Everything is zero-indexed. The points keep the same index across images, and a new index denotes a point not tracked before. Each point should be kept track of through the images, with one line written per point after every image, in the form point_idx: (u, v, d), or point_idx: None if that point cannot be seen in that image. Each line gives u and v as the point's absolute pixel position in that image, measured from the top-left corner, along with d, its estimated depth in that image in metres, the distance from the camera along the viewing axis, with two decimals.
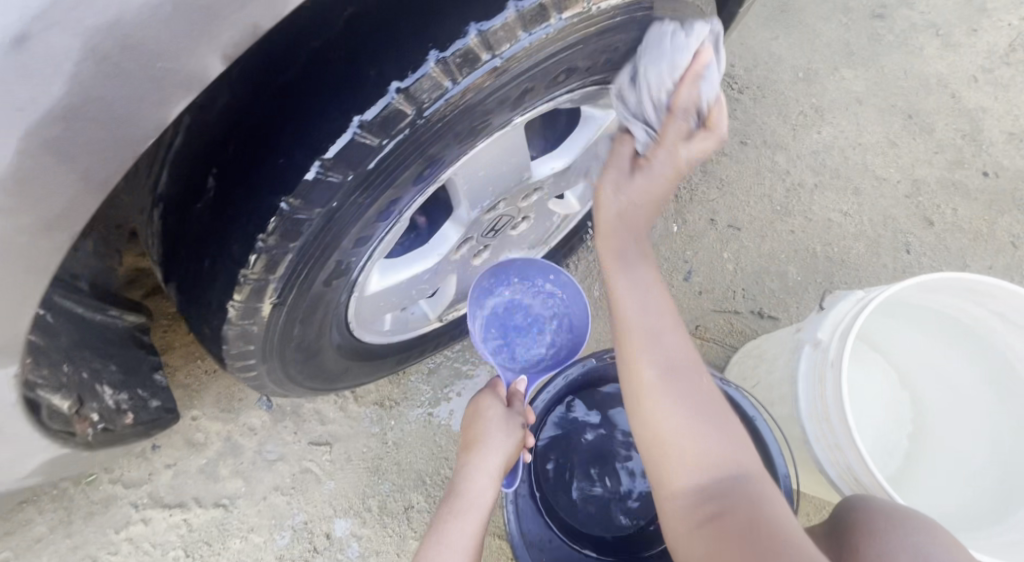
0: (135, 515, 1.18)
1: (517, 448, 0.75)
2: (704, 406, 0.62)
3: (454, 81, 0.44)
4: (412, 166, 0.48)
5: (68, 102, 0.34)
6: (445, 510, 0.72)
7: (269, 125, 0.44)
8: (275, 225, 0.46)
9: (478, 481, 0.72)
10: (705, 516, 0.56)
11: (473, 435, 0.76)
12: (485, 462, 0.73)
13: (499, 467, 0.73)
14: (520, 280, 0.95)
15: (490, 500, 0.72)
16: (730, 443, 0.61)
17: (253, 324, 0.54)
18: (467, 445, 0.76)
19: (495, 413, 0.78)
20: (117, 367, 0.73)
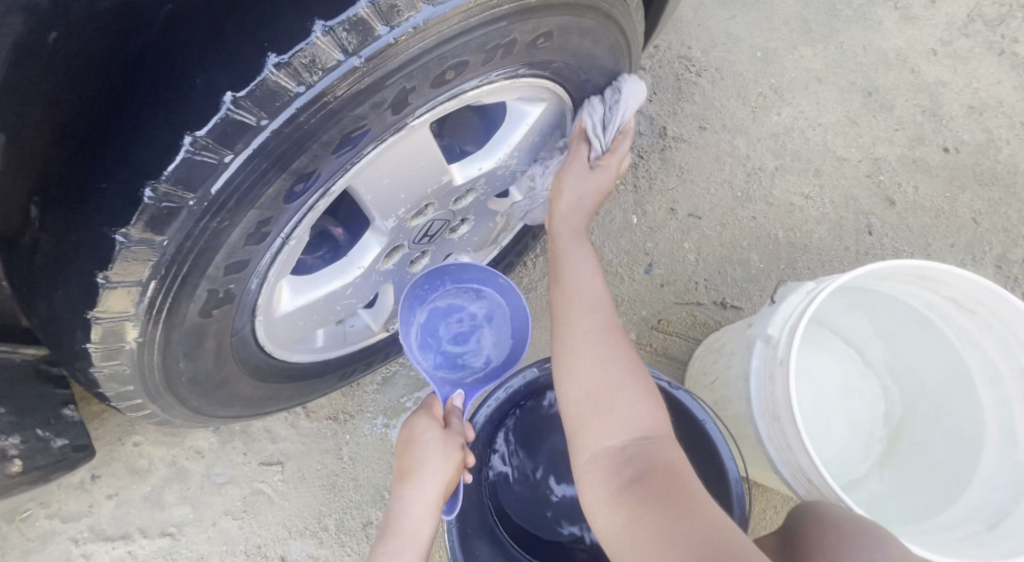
0: (75, 550, 1.12)
1: (454, 472, 0.70)
2: (621, 374, 0.67)
3: (303, 84, 0.38)
4: (274, 183, 0.43)
5: None
6: (381, 547, 0.67)
7: (91, 146, 0.40)
8: (116, 260, 0.41)
9: (413, 513, 0.67)
10: (622, 483, 0.59)
11: (407, 464, 0.70)
12: (421, 489, 0.68)
13: (437, 493, 0.68)
14: (455, 283, 0.92)
15: (428, 533, 0.67)
16: (647, 412, 0.64)
17: (122, 365, 0.49)
18: (402, 474, 0.70)
19: (430, 435, 0.72)
20: (8, 410, 0.69)
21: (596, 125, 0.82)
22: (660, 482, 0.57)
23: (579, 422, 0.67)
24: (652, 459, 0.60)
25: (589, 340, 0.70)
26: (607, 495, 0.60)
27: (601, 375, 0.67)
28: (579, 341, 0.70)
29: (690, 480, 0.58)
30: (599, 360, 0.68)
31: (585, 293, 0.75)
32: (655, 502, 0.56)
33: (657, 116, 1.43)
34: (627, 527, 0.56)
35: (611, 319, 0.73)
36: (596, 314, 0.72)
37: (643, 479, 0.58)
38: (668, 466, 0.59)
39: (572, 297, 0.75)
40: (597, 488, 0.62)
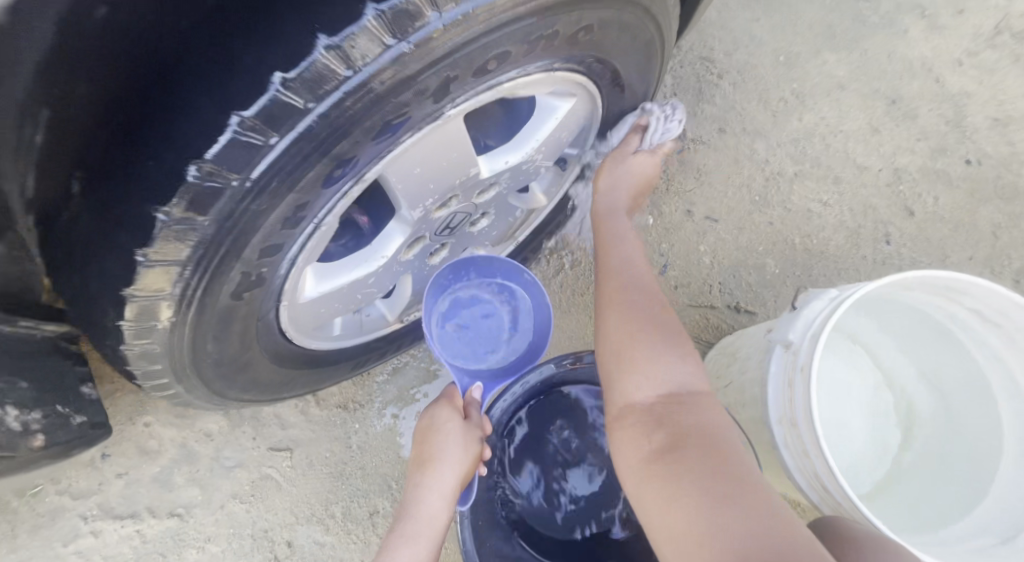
0: (84, 527, 1.12)
1: (473, 463, 0.70)
2: (665, 339, 0.67)
3: (352, 69, 0.38)
4: (314, 168, 0.43)
5: None
6: (398, 532, 0.67)
7: (137, 123, 0.40)
8: (156, 238, 0.41)
9: (432, 502, 0.67)
10: (658, 444, 0.60)
11: (427, 452, 0.70)
12: (440, 480, 0.68)
13: (454, 484, 0.68)
14: (479, 274, 0.91)
15: (444, 523, 0.67)
16: (687, 377, 0.65)
17: (153, 344, 0.49)
18: (421, 462, 0.70)
19: (451, 425, 0.71)
20: (30, 384, 0.68)
21: (653, 126, 0.92)
22: (700, 448, 0.57)
23: (615, 383, 0.67)
24: (689, 419, 0.60)
25: (631, 309, 0.71)
26: (643, 455, 0.60)
27: (640, 338, 0.68)
28: (621, 309, 0.72)
29: (729, 448, 0.58)
30: (638, 327, 0.69)
31: (628, 270, 0.77)
32: (693, 466, 0.56)
33: None
34: (661, 490, 0.56)
35: (653, 293, 0.74)
36: (637, 288, 0.74)
37: (682, 439, 0.59)
38: (706, 430, 0.59)
39: (614, 273, 0.77)
40: (630, 446, 0.62)
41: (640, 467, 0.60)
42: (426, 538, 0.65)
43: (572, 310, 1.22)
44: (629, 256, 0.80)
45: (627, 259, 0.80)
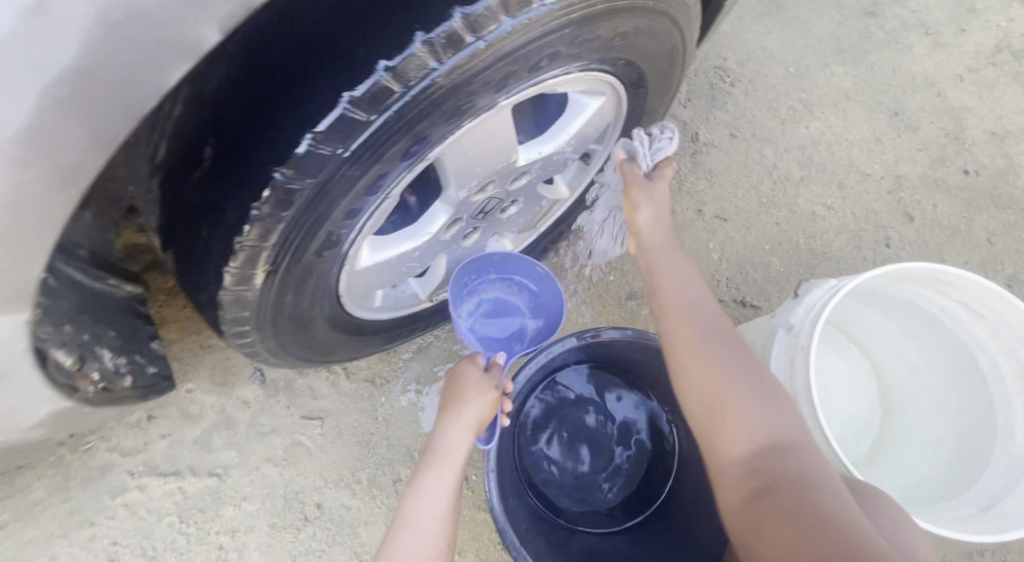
0: (130, 482, 1.19)
1: (494, 407, 0.77)
2: (750, 383, 0.71)
3: (439, 61, 0.47)
4: (398, 143, 0.51)
5: (75, 66, 0.36)
6: (425, 466, 0.73)
7: (265, 98, 0.48)
8: (268, 195, 0.49)
9: (454, 436, 0.74)
10: (753, 489, 0.63)
11: (452, 396, 0.78)
12: (457, 419, 0.75)
13: (472, 423, 0.75)
14: (497, 275, 1.00)
15: (466, 456, 0.74)
16: (774, 421, 0.67)
17: (248, 291, 0.57)
18: (446, 405, 0.78)
19: (475, 375, 0.80)
20: (116, 333, 0.75)
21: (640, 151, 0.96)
22: (793, 491, 0.61)
23: (711, 436, 0.71)
24: (784, 468, 0.63)
25: (714, 360, 0.73)
26: (741, 501, 0.64)
27: (729, 391, 0.70)
28: (703, 359, 0.73)
29: (823, 490, 0.60)
30: (719, 371, 0.72)
31: (705, 317, 0.78)
32: (789, 510, 0.59)
33: (691, 122, 1.51)
34: (762, 532, 0.60)
35: (733, 339, 0.76)
36: (717, 335, 0.76)
37: (781, 490, 0.61)
38: (802, 477, 0.62)
39: (689, 319, 0.78)
40: (732, 500, 0.66)
41: (739, 511, 0.64)
42: (449, 467, 0.71)
43: (588, 298, 1.30)
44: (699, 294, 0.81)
45: (697, 298, 0.81)
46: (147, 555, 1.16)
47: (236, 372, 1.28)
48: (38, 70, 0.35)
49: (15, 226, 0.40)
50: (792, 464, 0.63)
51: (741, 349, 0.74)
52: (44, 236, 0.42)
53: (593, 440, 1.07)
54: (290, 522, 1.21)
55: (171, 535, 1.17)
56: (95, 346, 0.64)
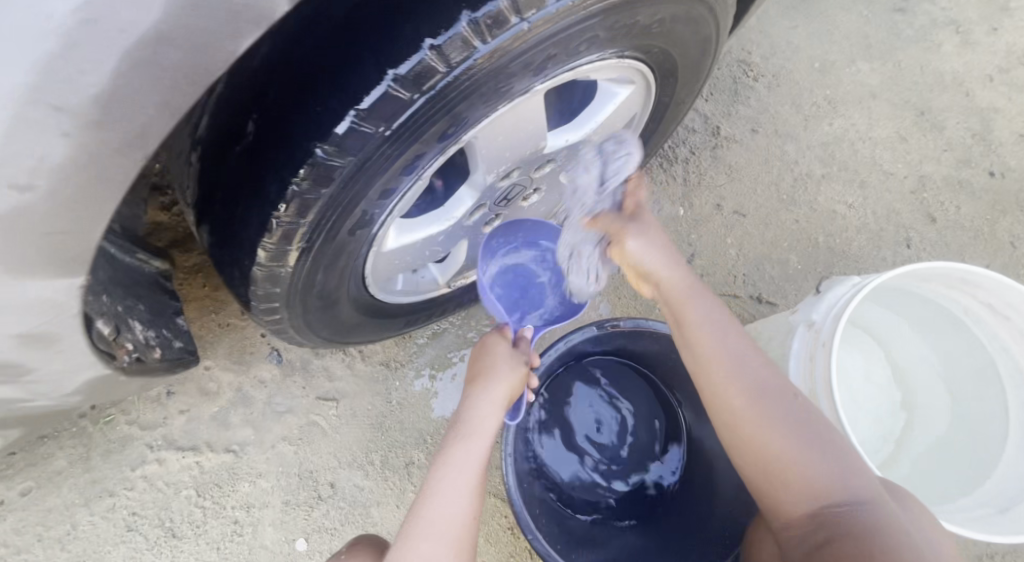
0: (149, 455, 1.21)
1: (522, 382, 0.78)
2: (797, 432, 0.71)
3: (483, 41, 0.47)
4: (437, 123, 0.52)
5: (157, 31, 0.38)
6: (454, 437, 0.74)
7: (309, 74, 0.48)
8: (309, 171, 0.49)
9: (485, 408, 0.75)
10: (819, 544, 0.65)
11: (480, 370, 0.79)
12: (487, 393, 0.76)
13: (501, 397, 0.76)
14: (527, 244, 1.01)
15: (495, 430, 0.74)
16: (829, 471, 0.68)
17: (282, 267, 0.58)
18: (473, 379, 0.78)
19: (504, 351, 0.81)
20: (145, 307, 0.76)
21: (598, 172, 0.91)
22: (861, 547, 0.62)
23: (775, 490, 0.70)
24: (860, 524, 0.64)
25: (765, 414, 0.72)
26: (808, 554, 0.66)
27: (786, 449, 0.70)
28: (755, 419, 0.72)
29: (891, 543, 0.62)
30: (766, 423, 0.71)
31: (746, 366, 0.75)
32: None
33: (712, 115, 1.50)
34: None
35: (779, 385, 0.74)
36: (762, 383, 0.74)
37: (860, 549, 0.62)
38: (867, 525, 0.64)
39: (734, 375, 0.74)
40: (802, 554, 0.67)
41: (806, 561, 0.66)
42: (479, 439, 0.72)
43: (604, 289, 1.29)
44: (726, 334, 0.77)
45: (725, 340, 0.77)
46: (164, 527, 1.18)
47: (254, 350, 1.28)
48: (122, 32, 0.36)
49: (75, 193, 0.41)
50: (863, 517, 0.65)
51: (788, 397, 0.73)
52: (104, 207, 0.43)
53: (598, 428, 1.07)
54: (303, 500, 1.22)
55: (188, 509, 1.19)
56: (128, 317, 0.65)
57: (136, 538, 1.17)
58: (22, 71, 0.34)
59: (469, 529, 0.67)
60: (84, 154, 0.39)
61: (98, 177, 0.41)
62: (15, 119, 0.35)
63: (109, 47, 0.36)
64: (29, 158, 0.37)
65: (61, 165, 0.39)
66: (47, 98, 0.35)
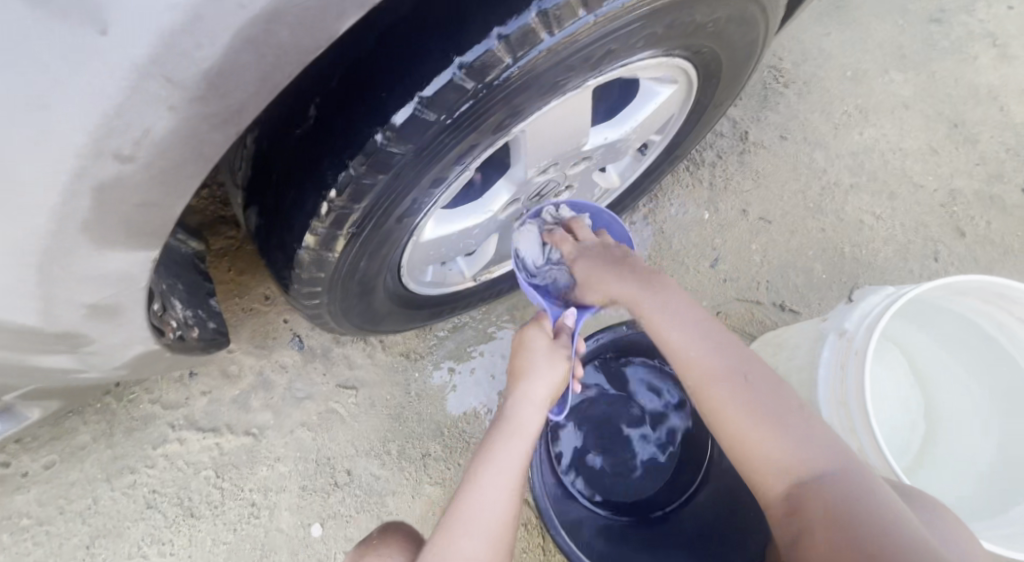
0: (171, 435, 1.22)
1: (564, 378, 0.79)
2: (772, 413, 0.67)
3: (550, 33, 0.48)
4: (496, 113, 0.52)
5: (272, 7, 0.38)
6: (495, 434, 0.75)
7: (375, 59, 0.48)
8: (369, 155, 0.50)
9: (526, 407, 0.76)
10: (801, 527, 0.62)
11: (519, 366, 0.80)
12: (532, 389, 0.77)
13: (546, 395, 0.77)
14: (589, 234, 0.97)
15: (538, 428, 0.75)
16: (809, 451, 0.65)
17: (330, 251, 0.58)
18: (515, 376, 0.79)
19: (544, 346, 0.82)
20: (183, 286, 0.77)
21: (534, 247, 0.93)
22: (840, 528, 0.59)
23: (755, 476, 0.68)
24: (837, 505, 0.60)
25: (743, 399, 0.69)
26: (794, 538, 0.63)
27: (761, 435, 0.67)
28: (730, 400, 0.69)
29: (872, 523, 0.58)
30: (738, 408, 0.68)
31: (708, 349, 0.73)
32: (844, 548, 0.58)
33: (741, 120, 1.49)
34: None
35: (747, 365, 0.71)
36: (732, 369, 0.71)
37: (842, 529, 0.59)
38: (846, 509, 0.60)
39: (704, 363, 0.72)
40: (790, 542, 0.64)
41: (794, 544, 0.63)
42: (520, 437, 0.73)
43: None
44: (684, 328, 0.75)
45: (684, 331, 0.75)
46: (183, 506, 1.19)
47: (276, 335, 1.28)
48: (242, 8, 0.37)
49: (168, 166, 0.42)
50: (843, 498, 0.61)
51: (766, 380, 0.70)
52: (188, 181, 0.44)
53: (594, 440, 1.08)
54: (319, 487, 1.22)
55: (207, 489, 1.20)
56: (171, 295, 0.65)
57: (155, 515, 1.19)
58: (144, 44, 0.35)
59: (510, 525, 0.68)
60: (175, 128, 0.40)
61: (182, 151, 0.42)
62: (131, 90, 0.36)
63: (226, 21, 0.37)
64: (138, 130, 0.38)
65: (163, 137, 0.40)
66: (161, 71, 0.36)
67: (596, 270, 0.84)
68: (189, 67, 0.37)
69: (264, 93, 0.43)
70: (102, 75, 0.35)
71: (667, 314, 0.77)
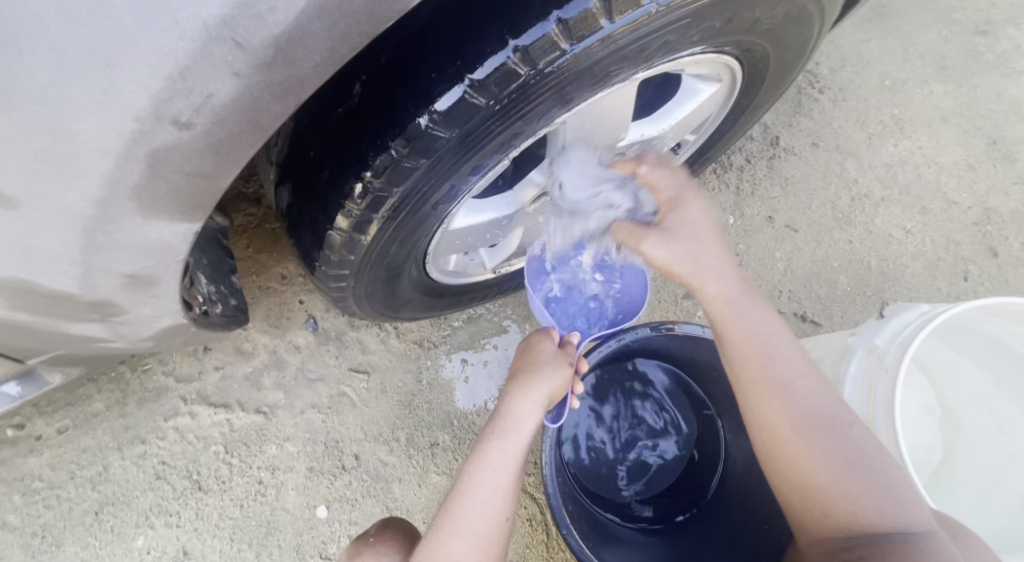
0: (183, 408, 1.22)
1: (566, 383, 0.76)
2: (848, 463, 0.66)
3: (610, 20, 0.46)
4: (546, 101, 0.51)
5: None
6: (490, 432, 0.73)
7: (426, 37, 0.47)
8: (412, 138, 0.49)
9: (524, 408, 0.73)
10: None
11: (522, 367, 0.78)
12: (531, 391, 0.74)
13: (545, 397, 0.74)
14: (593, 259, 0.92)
15: (534, 430, 0.73)
16: (877, 503, 0.64)
17: (363, 234, 0.57)
18: (517, 375, 0.77)
19: (549, 349, 0.80)
20: (207, 261, 0.76)
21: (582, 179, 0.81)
22: None
23: (809, 505, 0.67)
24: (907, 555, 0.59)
25: (819, 443, 0.67)
26: None
27: (831, 477, 0.66)
28: (805, 443, 0.67)
29: None
30: (815, 449, 0.67)
31: (793, 381, 0.70)
32: None
33: (773, 124, 1.45)
34: None
35: (832, 409, 0.69)
36: (816, 414, 0.68)
37: None
38: None
39: (788, 399, 0.69)
40: None
41: None
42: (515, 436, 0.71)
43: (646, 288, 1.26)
44: (779, 359, 0.71)
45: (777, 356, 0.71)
46: (191, 479, 1.19)
47: (291, 315, 1.27)
48: None
49: (223, 138, 0.41)
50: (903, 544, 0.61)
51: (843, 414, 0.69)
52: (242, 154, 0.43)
53: (604, 449, 1.05)
54: (327, 469, 1.22)
55: (216, 464, 1.20)
56: (197, 271, 0.64)
57: (163, 486, 1.19)
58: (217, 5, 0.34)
59: (502, 529, 0.67)
60: (234, 97, 0.39)
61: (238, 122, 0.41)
62: (199, 51, 0.35)
63: None
64: (200, 96, 0.37)
65: (224, 105, 0.39)
66: (230, 33, 0.35)
67: (694, 240, 0.76)
68: (255, 32, 0.36)
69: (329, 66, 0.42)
70: (171, 35, 0.34)
71: (758, 330, 0.72)
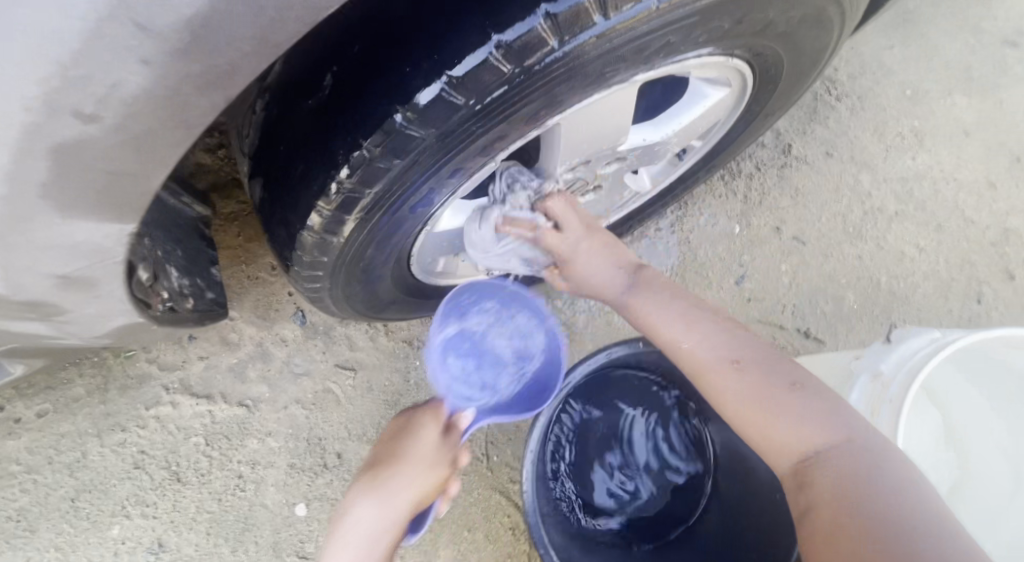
0: (164, 397, 1.19)
1: (427, 492, 0.68)
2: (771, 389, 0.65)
3: (604, 16, 0.42)
4: (533, 102, 0.47)
5: None
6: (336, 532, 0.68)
7: (402, 27, 0.43)
8: (384, 136, 0.45)
9: (370, 518, 0.67)
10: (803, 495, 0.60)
11: (390, 459, 0.71)
12: (383, 496, 0.68)
13: (398, 507, 0.67)
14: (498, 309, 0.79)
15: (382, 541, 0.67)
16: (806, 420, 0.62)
17: (336, 236, 0.53)
18: (383, 467, 0.71)
19: (422, 444, 0.71)
20: (182, 253, 0.72)
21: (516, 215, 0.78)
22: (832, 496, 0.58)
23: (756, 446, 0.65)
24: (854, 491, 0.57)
25: (740, 381, 0.66)
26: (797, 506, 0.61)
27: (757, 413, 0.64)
28: (728, 385, 0.66)
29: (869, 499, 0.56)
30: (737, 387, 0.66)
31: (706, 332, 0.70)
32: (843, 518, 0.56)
33: (786, 131, 1.40)
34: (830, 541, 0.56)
35: (743, 345, 0.69)
36: (733, 353, 0.68)
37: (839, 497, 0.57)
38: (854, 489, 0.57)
39: (702, 345, 0.69)
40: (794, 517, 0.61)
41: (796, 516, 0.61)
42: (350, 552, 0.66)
43: None
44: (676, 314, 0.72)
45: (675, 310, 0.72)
46: (170, 470, 1.17)
47: (279, 308, 1.24)
48: None
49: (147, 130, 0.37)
50: (873, 498, 0.56)
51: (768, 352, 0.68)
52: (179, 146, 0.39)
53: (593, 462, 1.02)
54: (309, 466, 1.19)
55: (196, 455, 1.18)
56: (165, 264, 0.62)
57: (141, 476, 1.16)
58: None
59: None
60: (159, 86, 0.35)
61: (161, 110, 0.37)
62: (97, 30, 0.31)
63: None
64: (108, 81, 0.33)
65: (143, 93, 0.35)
66: (128, 13, 0.31)
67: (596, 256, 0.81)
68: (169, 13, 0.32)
69: (260, 52, 0.38)
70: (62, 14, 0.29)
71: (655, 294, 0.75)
